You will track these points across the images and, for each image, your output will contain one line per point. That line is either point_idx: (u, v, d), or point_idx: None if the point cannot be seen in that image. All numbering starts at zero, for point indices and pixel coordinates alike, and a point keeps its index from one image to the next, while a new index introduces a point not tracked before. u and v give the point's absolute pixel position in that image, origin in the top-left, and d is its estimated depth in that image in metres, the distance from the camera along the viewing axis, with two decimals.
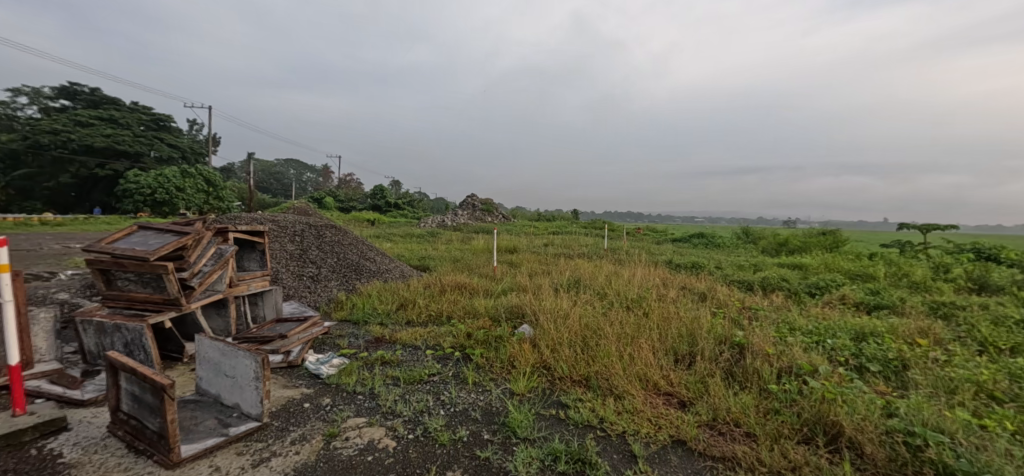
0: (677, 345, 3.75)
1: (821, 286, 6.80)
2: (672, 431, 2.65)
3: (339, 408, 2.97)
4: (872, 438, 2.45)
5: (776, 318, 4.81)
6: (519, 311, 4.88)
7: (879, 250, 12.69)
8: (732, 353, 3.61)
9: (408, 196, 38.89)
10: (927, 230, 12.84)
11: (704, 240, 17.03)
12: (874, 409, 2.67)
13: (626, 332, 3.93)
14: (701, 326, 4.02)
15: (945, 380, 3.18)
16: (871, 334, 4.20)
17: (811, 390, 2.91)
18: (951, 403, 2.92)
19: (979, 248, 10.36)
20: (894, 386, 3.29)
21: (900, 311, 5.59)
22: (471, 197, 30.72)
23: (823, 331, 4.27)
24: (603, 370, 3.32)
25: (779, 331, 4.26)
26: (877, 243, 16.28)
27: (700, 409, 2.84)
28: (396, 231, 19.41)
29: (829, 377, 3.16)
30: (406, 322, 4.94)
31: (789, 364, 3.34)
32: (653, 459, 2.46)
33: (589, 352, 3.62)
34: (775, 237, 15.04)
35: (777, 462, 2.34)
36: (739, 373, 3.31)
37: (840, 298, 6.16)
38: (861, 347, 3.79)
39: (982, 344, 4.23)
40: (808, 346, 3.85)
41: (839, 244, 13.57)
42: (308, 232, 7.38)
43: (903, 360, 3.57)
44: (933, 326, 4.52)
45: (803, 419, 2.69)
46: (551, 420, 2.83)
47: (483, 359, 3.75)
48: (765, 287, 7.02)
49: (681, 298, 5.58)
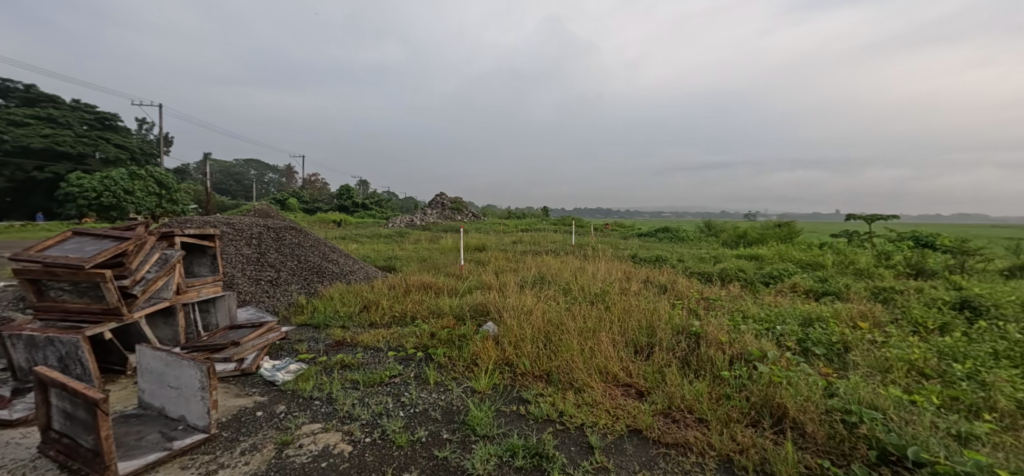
0: (637, 337, 3.86)
1: (774, 276, 7.13)
2: (628, 421, 2.71)
3: (294, 414, 2.89)
4: (813, 417, 2.57)
5: (731, 307, 5.01)
6: (484, 309, 4.89)
7: (829, 240, 13.38)
8: (688, 342, 3.74)
9: (376, 196, 38.29)
10: (871, 221, 13.60)
11: (669, 235, 17.43)
12: (816, 389, 2.83)
13: (587, 326, 4.00)
14: (660, 317, 4.15)
15: (882, 360, 3.40)
16: (817, 319, 4.44)
17: (760, 375, 3.03)
18: (885, 381, 3.13)
19: (916, 235, 11.10)
20: (836, 367, 3.49)
21: (845, 297, 5.93)
22: (440, 196, 30.39)
23: (773, 318, 4.48)
24: (564, 364, 3.38)
25: (733, 319, 4.44)
26: (829, 233, 17.17)
27: (655, 398, 2.93)
28: (363, 231, 19.11)
29: (777, 362, 3.32)
30: (369, 323, 4.86)
31: (741, 351, 3.49)
32: (609, 449, 2.51)
33: (550, 348, 3.67)
34: (734, 230, 15.62)
35: (725, 446, 2.43)
36: (694, 361, 3.43)
37: (792, 286, 6.46)
38: (807, 332, 4.00)
39: (916, 325, 4.53)
40: (759, 332, 4.03)
41: (794, 235, 14.20)
42: (265, 235, 7.12)
43: (844, 342, 3.79)
44: (872, 310, 4.83)
45: (751, 403, 2.80)
46: (512, 416, 2.85)
47: (446, 359, 3.73)
48: (724, 279, 7.27)
49: (643, 291, 5.70)
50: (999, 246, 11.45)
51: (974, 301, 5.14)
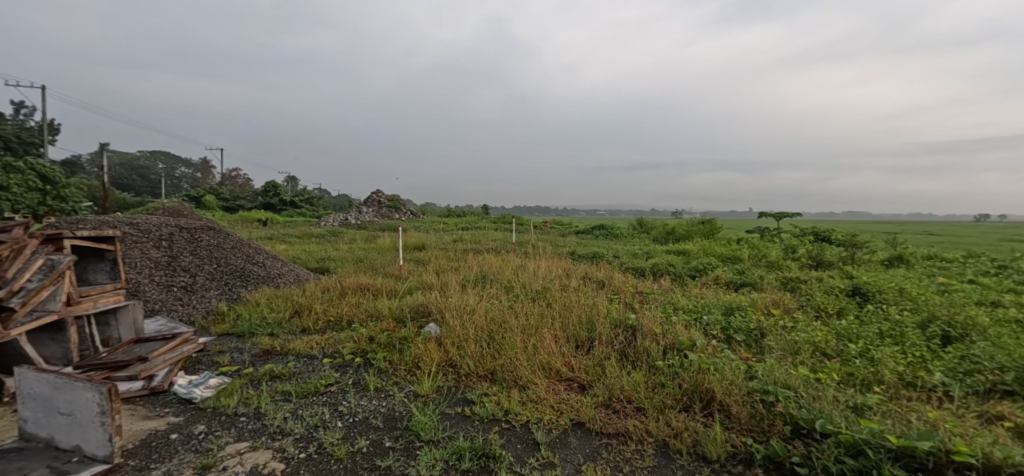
0: (578, 332, 3.97)
1: (700, 270, 7.66)
2: (572, 414, 2.77)
3: (216, 434, 2.64)
4: (737, 399, 2.77)
5: (663, 300, 5.31)
6: (425, 310, 4.77)
7: (745, 235, 14.63)
8: (625, 335, 3.90)
9: (306, 193, 36.16)
10: (779, 218, 15.04)
11: (605, 232, 18.13)
12: (739, 373, 3.06)
13: (530, 323, 4.05)
14: (599, 312, 4.30)
15: (792, 344, 3.76)
16: (737, 308, 4.83)
17: (691, 362, 3.23)
18: (796, 362, 3.46)
19: (816, 230, 12.46)
20: (755, 351, 3.82)
21: (760, 287, 6.50)
22: (376, 193, 29.34)
23: (700, 309, 4.80)
24: (508, 362, 3.39)
25: (665, 311, 4.70)
26: (744, 229, 18.78)
27: (597, 391, 3.02)
28: (291, 231, 17.96)
29: (705, 350, 3.56)
30: (301, 330, 4.57)
31: (673, 341, 3.70)
32: (554, 444, 2.55)
33: (494, 346, 3.67)
34: (663, 227, 16.59)
35: (662, 432, 2.56)
36: (632, 353, 3.58)
37: (715, 278, 6.98)
38: (730, 321, 4.34)
39: (819, 310, 5.08)
40: (688, 323, 4.31)
41: (715, 231, 15.35)
42: (177, 236, 6.44)
43: (761, 329, 4.16)
44: (782, 298, 5.34)
45: (684, 389, 2.97)
46: (457, 418, 2.81)
47: (387, 363, 3.59)
48: (656, 273, 7.69)
49: (582, 287, 5.87)
50: (880, 238, 13.16)
51: (863, 288, 5.86)
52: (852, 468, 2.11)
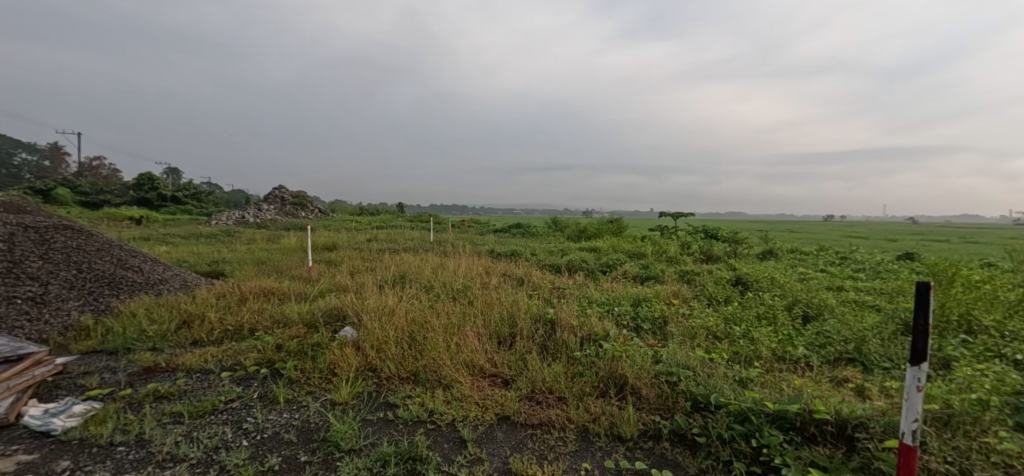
0: (500, 328, 4.03)
1: (610, 265, 8.20)
2: (497, 409, 2.82)
3: (86, 470, 2.27)
4: (646, 381, 3.01)
5: (578, 294, 5.60)
6: (340, 314, 4.52)
7: (648, 233, 15.90)
8: (545, 329, 4.05)
9: (192, 188, 32.14)
10: (676, 217, 16.59)
11: (522, 230, 18.56)
12: (647, 358, 3.34)
13: (452, 322, 4.03)
14: (519, 308, 4.40)
15: (690, 329, 4.19)
16: (644, 300, 5.26)
17: (605, 351, 3.45)
18: (694, 345, 3.86)
19: (706, 228, 13.95)
20: (660, 337, 4.19)
21: (661, 279, 7.14)
22: (278, 189, 26.99)
23: (612, 302, 5.14)
24: (431, 363, 3.34)
25: (581, 305, 4.97)
26: (647, 227, 20.42)
27: (520, 384, 3.10)
28: (175, 231, 15.85)
29: (617, 339, 3.82)
30: (193, 342, 4.08)
31: (589, 332, 3.92)
32: (481, 439, 2.57)
33: (416, 348, 3.59)
34: (576, 226, 17.45)
35: (582, 418, 2.70)
36: (552, 346, 3.73)
37: (623, 273, 7.51)
38: (638, 311, 4.71)
39: (710, 298, 5.71)
40: (602, 315, 4.60)
41: (622, 229, 16.49)
42: (21, 238, 5.37)
43: (664, 317, 4.57)
44: (681, 289, 5.93)
45: (600, 376, 3.17)
46: (378, 424, 2.71)
47: (298, 373, 3.34)
48: (571, 269, 8.07)
49: (502, 284, 5.97)
50: (756, 235, 15.12)
51: (744, 278, 6.71)
52: (741, 432, 2.40)
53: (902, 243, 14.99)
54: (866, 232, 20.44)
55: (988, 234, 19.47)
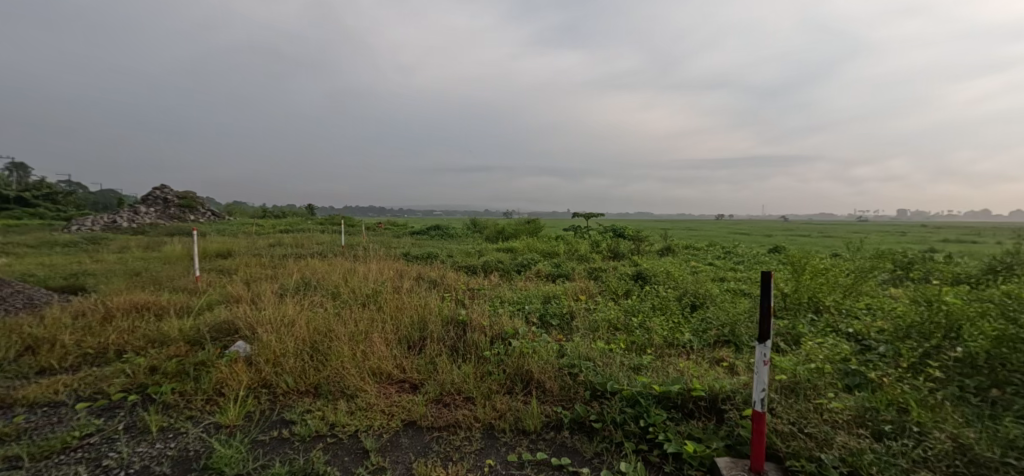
0: (410, 333, 3.96)
1: (524, 265, 8.42)
2: (403, 415, 2.77)
3: None
4: (550, 375, 3.14)
5: (491, 294, 5.69)
6: (231, 327, 4.12)
7: (562, 232, 16.56)
8: (456, 330, 4.05)
9: (45, 188, 27.17)
10: (588, 217, 17.50)
11: (440, 232, 18.34)
12: (552, 352, 3.49)
13: (359, 329, 3.87)
14: (431, 310, 4.36)
15: (593, 322, 4.47)
16: (553, 297, 5.49)
17: (514, 349, 3.55)
18: (596, 337, 4.12)
19: (614, 227, 14.87)
20: (566, 331, 4.41)
21: (571, 277, 7.50)
22: (159, 189, 23.83)
23: (523, 300, 5.29)
24: (334, 373, 3.19)
25: (493, 304, 5.05)
26: (562, 227, 21.27)
27: (428, 388, 3.07)
28: (19, 238, 13.29)
29: (525, 336, 3.95)
30: (39, 371, 3.46)
31: (499, 331, 4.00)
32: (385, 448, 2.51)
33: (317, 359, 3.40)
34: (494, 227, 17.66)
35: (488, 416, 2.75)
36: (462, 347, 3.74)
37: (536, 272, 7.78)
38: (547, 308, 4.91)
39: (613, 292, 6.13)
40: (513, 313, 4.72)
41: (537, 230, 17.01)
42: None
43: (571, 312, 4.82)
44: (588, 285, 6.29)
45: (508, 373, 3.25)
46: (271, 443, 2.52)
47: (176, 396, 2.99)
48: (487, 270, 8.16)
49: (415, 288, 5.85)
50: (657, 233, 16.46)
51: (644, 273, 7.30)
52: (631, 415, 2.62)
53: (775, 238, 17.24)
54: (748, 230, 23.21)
55: (838, 231, 23.14)
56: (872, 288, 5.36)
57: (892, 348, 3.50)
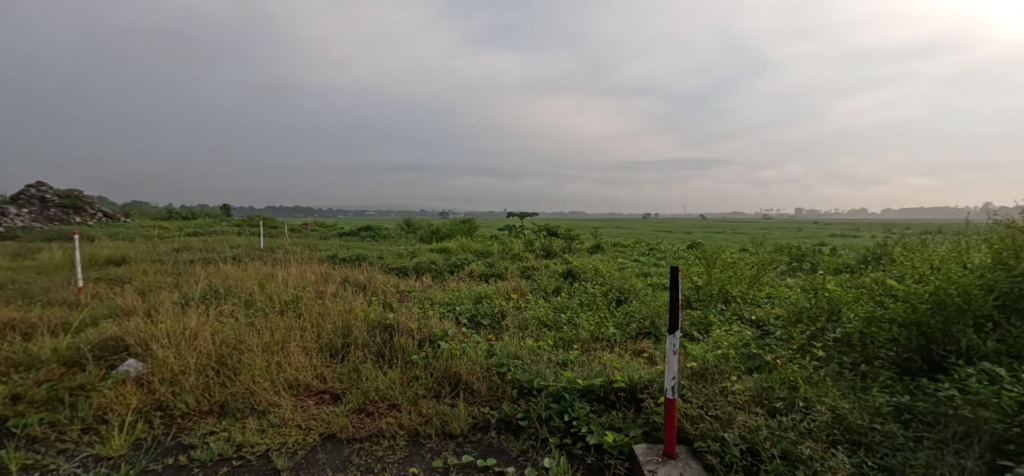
0: (332, 340, 3.75)
1: (457, 265, 8.34)
2: (321, 429, 2.61)
3: None
4: (478, 375, 3.12)
5: (422, 296, 5.56)
6: (120, 344, 3.65)
7: (497, 232, 16.60)
8: (382, 334, 3.90)
9: None
10: (523, 217, 17.72)
11: (371, 233, 17.64)
12: (481, 352, 3.48)
13: (274, 339, 3.60)
14: (356, 315, 4.16)
15: (523, 321, 4.52)
16: (485, 297, 5.48)
17: (442, 351, 3.49)
18: (526, 335, 4.18)
19: (547, 226, 15.17)
20: (497, 330, 4.42)
21: (504, 276, 7.55)
22: (33, 187, 20.60)
23: (455, 301, 5.23)
24: (243, 389, 2.94)
25: (423, 306, 4.94)
26: (497, 227, 21.34)
27: (350, 398, 2.93)
28: None
29: (455, 337, 3.90)
30: None
31: (428, 334, 3.91)
32: (299, 465, 2.35)
33: (224, 374, 3.11)
34: (428, 227, 17.32)
35: (414, 422, 2.68)
36: (388, 352, 3.61)
37: (469, 272, 7.73)
38: (478, 309, 4.89)
39: (544, 290, 6.26)
40: (443, 315, 4.65)
41: (472, 230, 16.94)
42: None
43: (502, 311, 4.85)
44: (519, 284, 6.36)
45: (436, 377, 3.18)
46: (165, 473, 2.26)
47: (45, 428, 2.59)
48: (418, 271, 7.96)
49: (341, 292, 5.56)
50: (588, 232, 17.07)
51: (574, 270, 7.53)
52: (556, 410, 2.68)
53: (693, 235, 18.52)
54: (670, 228, 24.81)
55: (747, 228, 25.40)
56: (771, 279, 5.94)
57: (786, 332, 3.90)
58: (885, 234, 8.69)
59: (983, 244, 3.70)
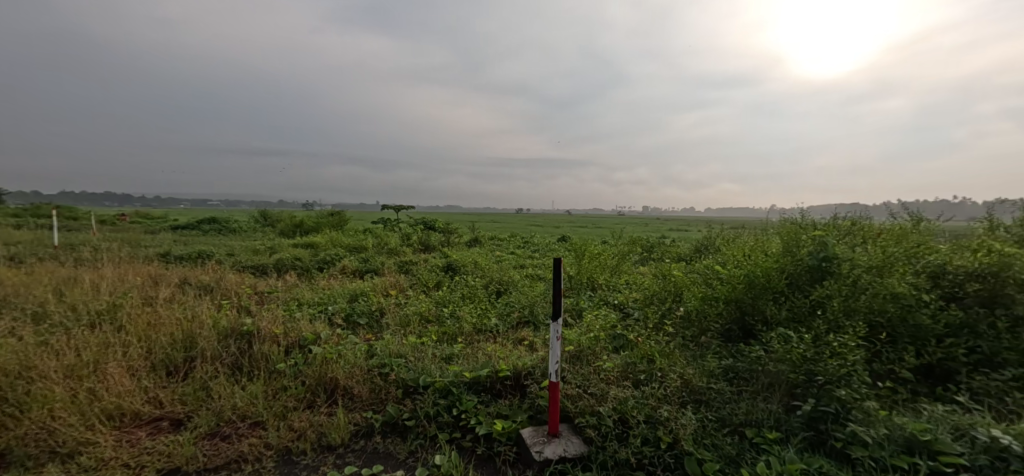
0: (170, 356, 3.13)
1: (327, 261, 7.67)
2: (160, 464, 2.18)
3: None
4: (358, 379, 2.91)
5: (287, 297, 4.99)
6: None
7: (370, 226, 15.68)
8: (238, 343, 3.39)
9: None
10: (398, 210, 17.04)
11: (216, 226, 15.15)
12: (360, 354, 3.25)
13: (84, 360, 2.87)
14: (201, 323, 3.53)
15: (404, 318, 4.36)
16: (361, 294, 5.15)
17: (315, 356, 3.17)
18: (408, 332, 4.04)
19: (424, 219, 14.83)
20: (376, 329, 4.19)
21: (381, 271, 7.19)
22: None
23: (326, 301, 4.80)
24: (39, 430, 2.29)
25: (288, 308, 4.43)
26: (370, 221, 20.17)
27: (199, 422, 2.49)
28: None
29: (329, 340, 3.58)
30: None
31: (296, 338, 3.52)
32: None
33: (6, 414, 2.38)
34: (290, 220, 15.58)
35: (284, 439, 2.39)
36: (247, 362, 3.15)
37: (342, 269, 7.18)
38: (354, 307, 4.57)
39: (424, 285, 6.12)
40: (313, 317, 4.23)
41: (343, 223, 15.73)
42: None
43: (381, 309, 4.61)
44: (398, 280, 6.12)
45: (308, 385, 2.88)
46: None
47: None
48: (280, 269, 7.10)
49: (179, 297, 4.66)
50: (465, 225, 17.20)
51: (454, 264, 7.51)
52: (444, 406, 2.65)
53: (561, 229, 19.95)
54: (541, 222, 26.35)
55: (606, 222, 28.27)
56: (628, 267, 6.72)
57: (642, 313, 4.45)
58: (711, 228, 10.46)
59: (777, 236, 4.69)
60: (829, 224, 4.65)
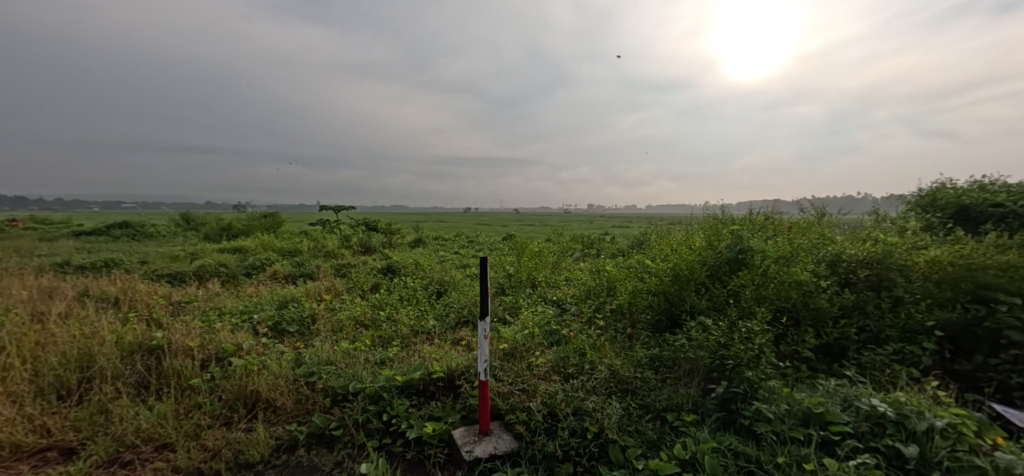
0: (61, 378, 2.81)
1: (256, 266, 7.20)
2: None
3: None
4: (282, 390, 2.76)
5: (207, 306, 4.63)
6: None
7: (307, 227, 14.91)
8: (145, 359, 3.10)
9: None
10: (338, 210, 16.34)
11: (128, 231, 13.73)
12: (285, 364, 3.09)
13: None
14: (101, 340, 3.19)
15: (338, 323, 4.20)
16: (291, 300, 4.88)
17: (234, 368, 2.97)
18: (341, 337, 3.89)
19: (365, 220, 14.34)
20: (306, 336, 3.99)
21: (316, 275, 6.86)
22: None
23: (251, 309, 4.51)
24: None
25: (207, 318, 4.11)
26: (307, 222, 19.18)
27: (95, 449, 2.26)
28: None
29: (251, 350, 3.37)
30: None
31: (214, 351, 3.27)
32: None
33: None
34: (216, 223, 14.46)
35: (194, 460, 2.22)
36: (155, 380, 2.89)
37: (272, 274, 6.77)
38: (282, 314, 4.33)
39: (361, 288, 5.92)
40: (235, 326, 3.96)
41: (277, 225, 14.84)
42: None
43: (313, 315, 4.40)
44: (334, 284, 5.88)
45: (225, 400, 2.70)
46: None
47: None
48: (202, 277, 6.57)
49: (76, 311, 4.18)
50: (409, 225, 16.82)
51: (394, 265, 7.33)
52: (374, 412, 2.58)
53: (507, 228, 20.05)
54: (488, 221, 26.35)
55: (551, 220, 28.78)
56: (568, 264, 6.89)
57: (578, 308, 4.58)
58: (647, 223, 10.97)
59: (700, 231, 5.01)
60: (745, 219, 5.03)
